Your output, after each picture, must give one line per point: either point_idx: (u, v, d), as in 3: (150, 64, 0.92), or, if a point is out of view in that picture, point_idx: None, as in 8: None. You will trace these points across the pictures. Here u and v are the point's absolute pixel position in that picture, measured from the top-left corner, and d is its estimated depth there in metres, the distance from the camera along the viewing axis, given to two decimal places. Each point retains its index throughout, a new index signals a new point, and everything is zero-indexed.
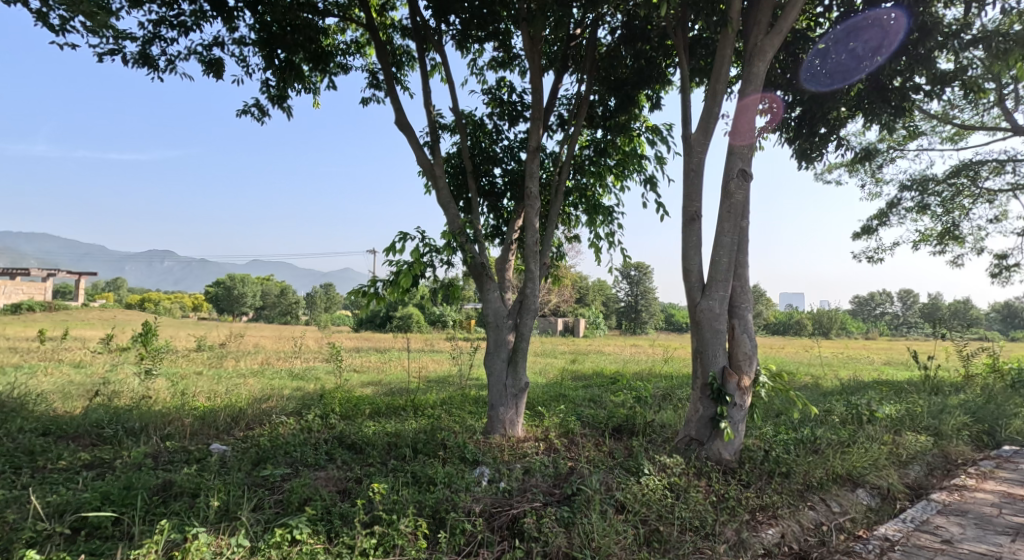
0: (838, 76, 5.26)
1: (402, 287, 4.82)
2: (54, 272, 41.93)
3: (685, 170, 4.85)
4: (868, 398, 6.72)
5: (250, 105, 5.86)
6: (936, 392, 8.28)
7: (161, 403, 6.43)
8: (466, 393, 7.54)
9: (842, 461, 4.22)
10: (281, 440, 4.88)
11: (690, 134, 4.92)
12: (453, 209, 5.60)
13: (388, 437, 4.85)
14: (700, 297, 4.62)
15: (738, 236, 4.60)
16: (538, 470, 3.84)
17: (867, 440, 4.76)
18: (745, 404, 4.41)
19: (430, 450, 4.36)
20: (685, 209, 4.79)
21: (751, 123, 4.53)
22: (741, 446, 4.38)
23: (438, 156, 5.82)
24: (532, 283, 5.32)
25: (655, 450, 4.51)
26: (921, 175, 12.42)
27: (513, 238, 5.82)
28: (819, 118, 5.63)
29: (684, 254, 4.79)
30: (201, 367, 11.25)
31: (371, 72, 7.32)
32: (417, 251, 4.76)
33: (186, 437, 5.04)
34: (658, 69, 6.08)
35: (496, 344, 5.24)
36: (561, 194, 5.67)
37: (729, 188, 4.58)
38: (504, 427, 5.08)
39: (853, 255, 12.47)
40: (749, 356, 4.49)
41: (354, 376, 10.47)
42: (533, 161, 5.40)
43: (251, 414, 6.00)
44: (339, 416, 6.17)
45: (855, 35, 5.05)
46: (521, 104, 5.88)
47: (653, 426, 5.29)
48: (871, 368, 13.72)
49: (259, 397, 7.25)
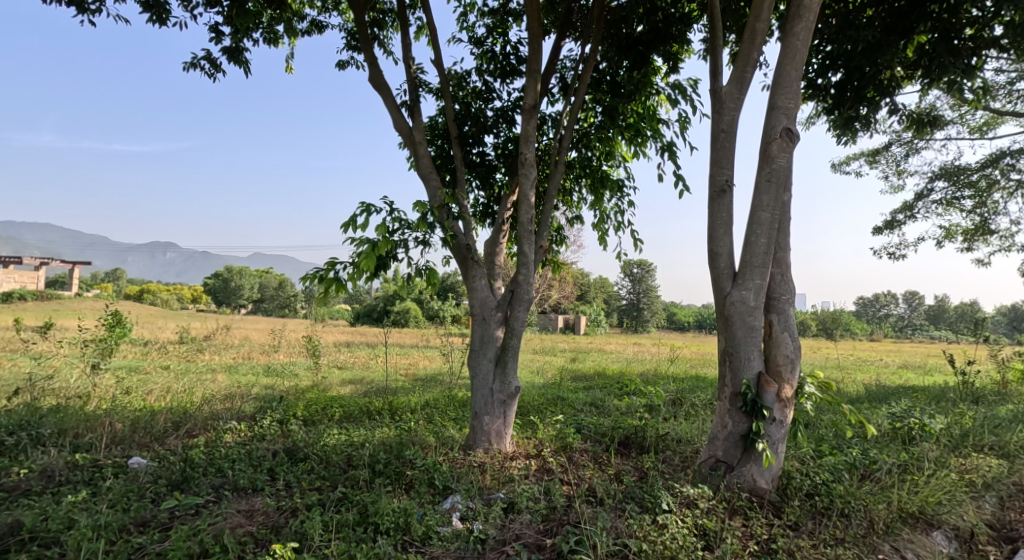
0: (868, 54, 4.63)
1: (366, 273, 3.90)
2: (46, 261, 41.21)
3: (713, 133, 3.97)
4: (914, 407, 5.83)
5: (199, 57, 4.96)
6: (977, 401, 7.41)
7: (99, 403, 5.58)
8: (453, 395, 6.66)
9: (912, 494, 3.39)
10: (219, 452, 4.04)
11: (721, 87, 4.02)
12: (434, 181, 4.79)
13: (347, 449, 4.01)
14: (730, 287, 3.76)
15: (779, 211, 3.71)
16: (523, 506, 3.01)
17: (931, 466, 3.89)
18: (787, 419, 3.57)
19: (394, 467, 3.51)
20: (713, 178, 3.92)
21: (799, 70, 3.65)
22: (780, 473, 3.55)
23: (418, 121, 4.97)
24: (527, 268, 4.46)
25: (672, 475, 3.69)
26: (952, 165, 11.54)
27: (504, 217, 4.94)
28: (867, 80, 4.80)
29: (711, 234, 3.91)
30: (172, 361, 10.41)
31: (350, 32, 6.44)
32: (384, 227, 3.87)
33: (106, 447, 4.21)
34: (677, 26, 5.15)
35: (483, 340, 4.40)
36: (561, 166, 4.79)
37: (769, 152, 3.67)
38: (489, 441, 4.21)
39: (876, 250, 11.55)
40: (791, 361, 3.63)
41: (336, 373, 9.64)
42: (529, 122, 4.52)
43: (197, 417, 5.17)
44: (300, 422, 5.30)
45: (894, 26, 4.53)
46: (517, 57, 4.97)
47: (667, 442, 4.42)
48: (888, 371, 12.86)
49: (219, 396, 6.40)
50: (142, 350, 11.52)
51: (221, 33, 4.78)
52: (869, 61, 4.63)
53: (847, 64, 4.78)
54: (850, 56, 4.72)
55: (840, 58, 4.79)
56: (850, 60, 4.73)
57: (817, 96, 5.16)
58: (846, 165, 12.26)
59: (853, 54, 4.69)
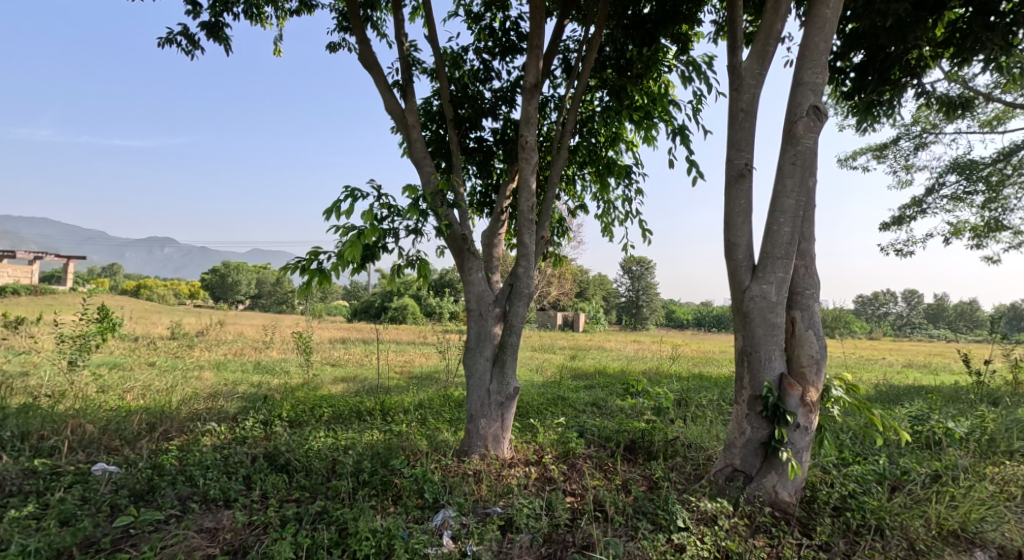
0: (896, 32, 4.27)
1: (350, 263, 3.58)
2: (40, 255, 40.85)
3: (730, 112, 3.65)
4: (934, 410, 5.55)
5: (176, 33, 4.63)
6: (995, 403, 7.13)
7: (72, 402, 5.27)
8: (449, 394, 6.36)
9: (952, 509, 3.11)
10: (193, 457, 3.73)
11: (740, 62, 3.69)
12: (428, 165, 4.48)
13: (332, 455, 3.70)
14: (749, 280, 3.44)
15: (804, 198, 3.39)
16: (522, 523, 2.73)
17: (965, 477, 3.59)
18: (812, 426, 3.26)
19: (382, 476, 3.21)
20: (731, 162, 3.59)
21: (828, 41, 3.32)
22: (804, 484, 3.26)
23: (411, 102, 4.64)
24: (526, 260, 4.14)
25: (685, 487, 3.40)
26: (964, 159, 11.24)
27: (503, 206, 4.61)
28: (891, 61, 4.48)
29: (727, 223, 3.59)
30: (160, 356, 10.10)
31: (341, 12, 6.10)
32: (371, 214, 3.55)
33: (71, 451, 3.91)
34: (687, 5, 4.70)
35: (479, 338, 4.08)
36: (564, 151, 4.46)
37: (794, 132, 3.35)
38: (485, 446, 3.90)
39: (883, 248, 11.23)
40: (816, 362, 3.31)
41: (329, 370, 9.34)
42: (530, 103, 4.18)
43: (175, 417, 4.85)
44: (286, 424, 4.99)
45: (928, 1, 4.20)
46: (518, 35, 4.63)
47: (676, 447, 4.11)
48: (895, 371, 12.58)
49: (203, 394, 6.11)
50: (130, 346, 11.19)
51: (198, 7, 4.45)
52: (896, 41, 4.28)
53: (871, 44, 4.45)
54: (877, 35, 4.37)
55: (864, 36, 4.45)
56: (875, 39, 4.38)
57: (836, 79, 4.83)
58: (854, 159, 11.96)
59: (879, 33, 4.34)
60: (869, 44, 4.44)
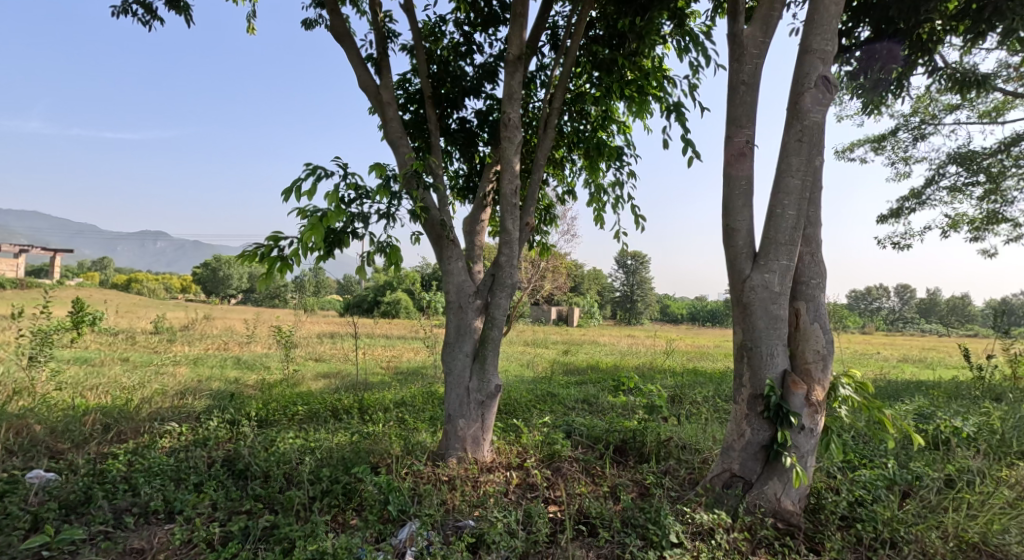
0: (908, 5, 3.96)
1: (314, 250, 3.24)
2: (27, 249, 40.19)
3: (730, 85, 3.35)
4: (940, 408, 5.29)
5: (131, 2, 4.28)
6: (998, 400, 6.90)
7: (26, 400, 4.92)
8: (433, 390, 6.05)
9: (973, 519, 2.85)
10: (142, 461, 3.42)
11: (741, 30, 3.38)
12: (404, 146, 4.15)
13: (295, 459, 3.39)
14: (750, 269, 3.14)
15: (811, 178, 3.09)
16: (494, 542, 2.44)
17: (982, 482, 3.32)
18: (818, 427, 2.98)
19: (345, 483, 2.92)
20: (731, 139, 3.29)
21: (838, 3, 3.02)
22: (808, 492, 2.99)
23: (386, 78, 4.31)
24: (510, 248, 3.83)
25: (679, 495, 3.13)
26: (964, 149, 10.99)
27: (486, 190, 4.30)
28: (901, 37, 4.20)
29: (726, 206, 3.28)
30: (137, 351, 9.73)
31: None
32: (336, 196, 3.21)
33: (9, 456, 3.57)
34: None
35: (458, 332, 3.78)
36: (550, 131, 4.14)
37: (800, 105, 3.05)
38: (462, 450, 3.61)
39: (879, 242, 10.32)
40: (823, 358, 3.03)
41: (312, 366, 9.01)
42: (514, 76, 3.87)
43: (134, 416, 4.51)
44: (254, 423, 4.67)
45: None
46: (502, 3, 4.29)
47: (669, 449, 3.82)
48: (891, 366, 12.38)
49: (171, 390, 5.77)
50: (108, 340, 10.83)
51: None
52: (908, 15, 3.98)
53: (881, 18, 4.14)
54: (887, 8, 4.06)
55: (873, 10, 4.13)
56: (885, 13, 4.08)
57: (839, 57, 4.52)
58: (852, 150, 11.69)
59: (889, 6, 4.03)
60: (879, 18, 4.14)
